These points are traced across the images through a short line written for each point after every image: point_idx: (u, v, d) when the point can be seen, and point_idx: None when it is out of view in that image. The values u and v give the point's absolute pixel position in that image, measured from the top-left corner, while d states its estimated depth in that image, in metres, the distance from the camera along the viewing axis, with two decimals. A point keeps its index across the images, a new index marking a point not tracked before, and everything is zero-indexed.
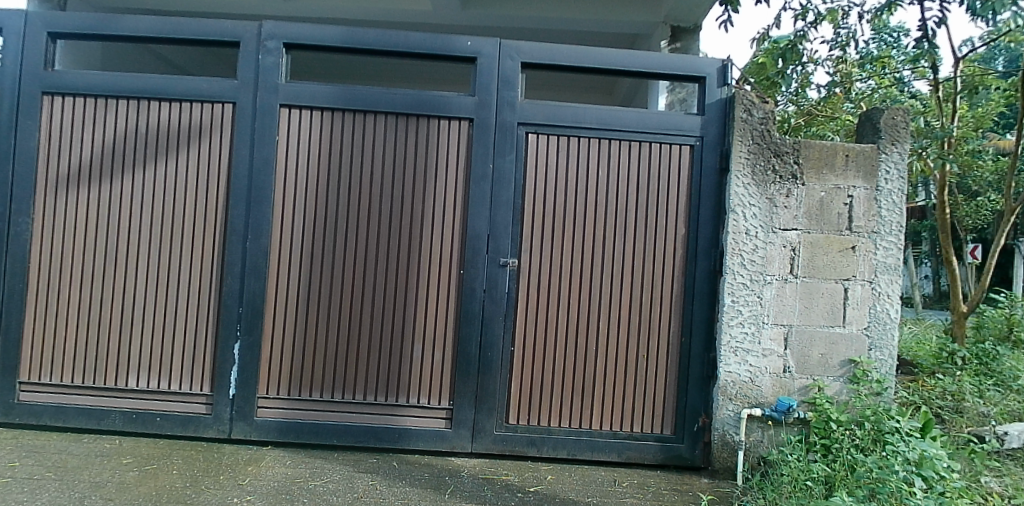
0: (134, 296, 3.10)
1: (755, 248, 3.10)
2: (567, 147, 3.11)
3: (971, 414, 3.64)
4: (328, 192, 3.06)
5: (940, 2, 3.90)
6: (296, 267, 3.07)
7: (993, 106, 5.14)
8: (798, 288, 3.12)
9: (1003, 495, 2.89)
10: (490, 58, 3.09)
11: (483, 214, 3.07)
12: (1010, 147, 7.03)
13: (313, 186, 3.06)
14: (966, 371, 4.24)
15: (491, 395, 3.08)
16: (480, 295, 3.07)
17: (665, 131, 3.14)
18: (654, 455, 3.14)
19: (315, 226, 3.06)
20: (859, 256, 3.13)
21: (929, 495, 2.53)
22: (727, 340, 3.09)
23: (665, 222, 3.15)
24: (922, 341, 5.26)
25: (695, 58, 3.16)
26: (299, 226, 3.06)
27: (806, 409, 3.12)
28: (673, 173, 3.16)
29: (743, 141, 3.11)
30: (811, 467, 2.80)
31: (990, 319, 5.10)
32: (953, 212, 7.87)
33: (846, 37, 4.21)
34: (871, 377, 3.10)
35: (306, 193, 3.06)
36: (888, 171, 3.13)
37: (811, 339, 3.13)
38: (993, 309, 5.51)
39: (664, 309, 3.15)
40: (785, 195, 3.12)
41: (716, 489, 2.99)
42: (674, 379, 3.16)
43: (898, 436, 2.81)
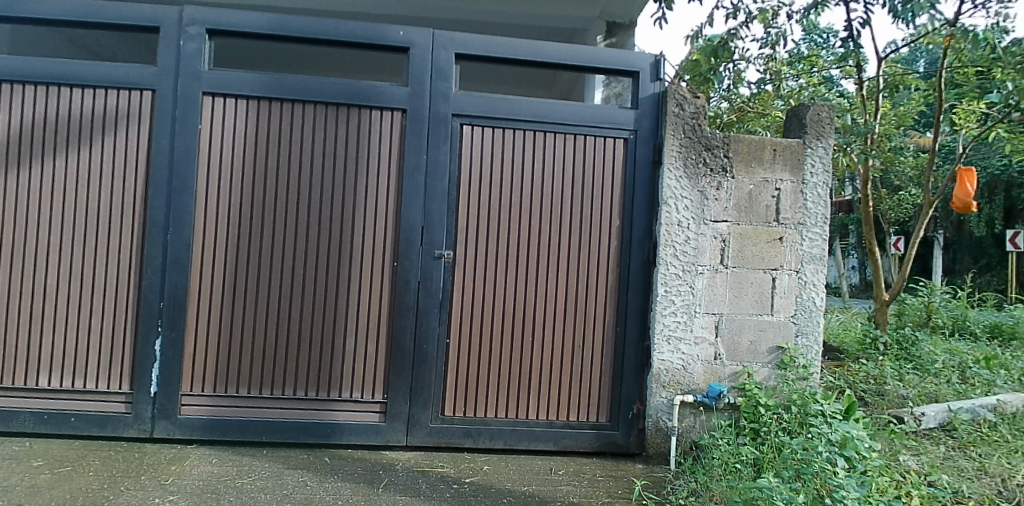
0: (45, 278, 2.96)
1: (687, 239, 3.18)
2: (502, 139, 3.12)
3: (891, 396, 3.84)
4: (255, 179, 2.99)
5: (864, 5, 4.15)
6: (222, 250, 2.98)
7: (914, 105, 5.30)
8: (728, 278, 3.22)
9: (920, 472, 3.02)
10: (423, 49, 3.07)
11: (417, 206, 3.05)
12: (928, 145, 7.44)
13: (239, 171, 2.98)
14: (887, 356, 4.47)
15: (426, 388, 3.07)
16: (415, 287, 3.05)
17: (600, 124, 3.18)
18: (589, 443, 3.19)
19: (241, 213, 2.98)
20: (786, 247, 3.24)
21: (851, 474, 2.65)
22: (661, 329, 3.16)
23: (599, 213, 3.19)
24: (848, 328, 5.52)
25: (628, 54, 3.23)
26: (225, 213, 2.98)
27: (736, 394, 3.23)
28: (607, 166, 3.20)
29: (674, 134, 3.18)
30: (740, 450, 2.91)
31: (910, 307, 5.39)
32: (878, 206, 8.28)
33: (775, 36, 4.34)
34: (798, 363, 3.22)
35: (232, 177, 2.98)
36: (814, 165, 3.25)
37: (740, 327, 3.23)
38: (912, 297, 5.84)
39: (599, 300, 3.20)
40: (715, 188, 3.20)
41: (650, 474, 3.06)
42: (609, 368, 3.21)
43: (822, 419, 2.94)
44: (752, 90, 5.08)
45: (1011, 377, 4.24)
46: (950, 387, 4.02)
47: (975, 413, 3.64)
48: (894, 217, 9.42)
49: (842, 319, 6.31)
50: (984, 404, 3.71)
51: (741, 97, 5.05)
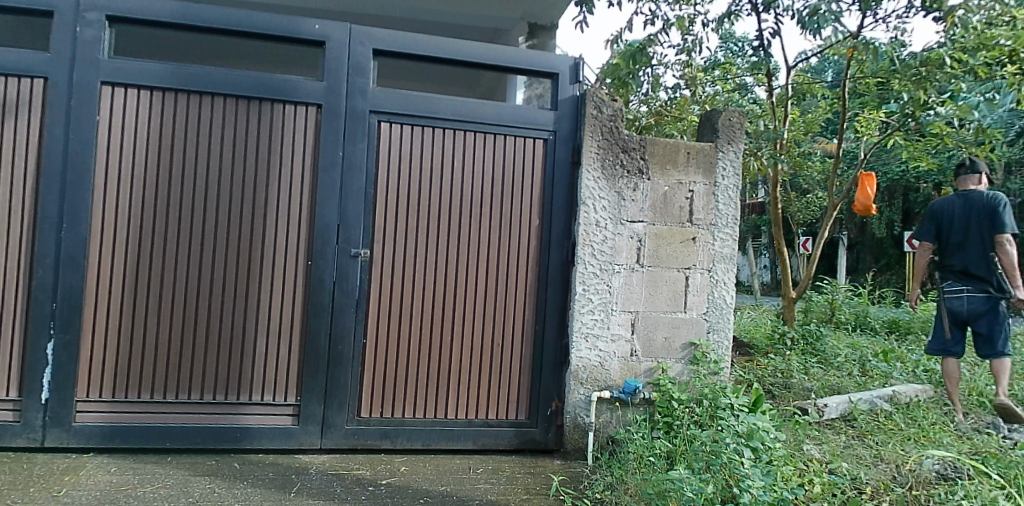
0: None
1: (605, 239, 3.26)
2: (421, 136, 3.11)
3: (796, 389, 4.05)
4: (159, 174, 2.86)
5: (774, 16, 4.37)
6: (122, 248, 2.84)
7: (821, 112, 5.61)
8: (644, 277, 3.32)
9: (821, 460, 3.20)
10: (339, 43, 3.03)
11: (332, 203, 2.99)
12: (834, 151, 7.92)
13: (142, 166, 2.85)
14: (794, 351, 4.73)
15: (342, 389, 3.02)
16: (330, 286, 3.00)
17: (520, 124, 3.21)
18: (508, 441, 3.22)
19: (144, 210, 2.85)
20: (699, 246, 3.38)
21: (757, 463, 2.77)
22: (579, 327, 3.22)
23: (519, 213, 3.22)
24: (759, 324, 5.80)
25: (548, 56, 3.28)
26: (126, 209, 2.84)
27: (651, 389, 3.34)
28: (528, 166, 3.24)
29: (593, 135, 3.25)
30: (654, 444, 3.02)
31: (815, 305, 5.71)
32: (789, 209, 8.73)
33: (692, 43, 4.49)
34: (709, 358, 3.37)
35: (134, 173, 2.84)
36: (725, 168, 3.41)
37: (655, 324, 3.34)
38: (818, 294, 6.20)
39: (518, 299, 3.23)
40: (632, 189, 3.30)
41: (568, 469, 3.12)
42: (527, 366, 3.24)
43: (730, 412, 3.08)
44: (671, 94, 5.21)
45: (906, 369, 4.54)
46: (850, 379, 4.27)
47: (872, 404, 3.88)
48: (803, 218, 9.94)
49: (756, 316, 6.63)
50: (881, 395, 3.96)
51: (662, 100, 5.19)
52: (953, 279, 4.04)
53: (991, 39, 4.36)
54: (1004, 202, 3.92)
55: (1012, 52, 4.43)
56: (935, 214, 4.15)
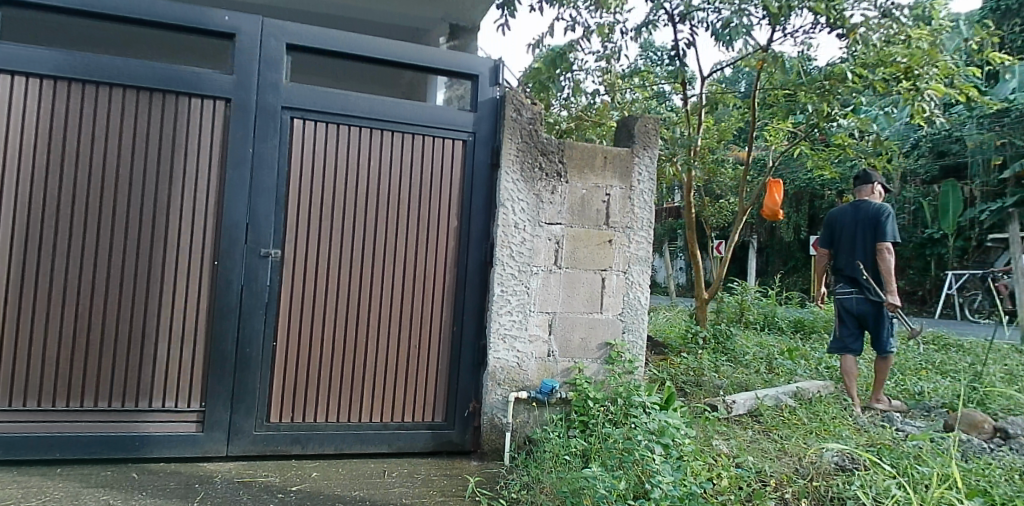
0: None
1: (522, 240, 3.31)
2: (336, 134, 3.08)
3: (706, 387, 4.22)
4: (51, 169, 2.74)
5: (689, 28, 4.52)
6: (8, 248, 2.70)
7: (733, 121, 5.85)
8: (561, 278, 3.39)
9: (729, 455, 3.34)
10: (250, 36, 2.97)
11: (240, 202, 2.93)
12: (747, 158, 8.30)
13: (32, 160, 2.72)
14: (705, 350, 4.92)
15: (250, 394, 2.95)
16: (238, 288, 2.93)
17: (439, 124, 3.23)
18: (425, 443, 3.23)
19: (33, 208, 2.72)
20: (615, 248, 3.49)
21: (667, 459, 2.87)
22: (496, 328, 3.26)
23: (436, 214, 3.24)
24: (673, 324, 6.01)
25: (468, 57, 3.31)
26: (12, 207, 2.70)
27: (568, 389, 3.41)
28: (446, 166, 3.26)
29: (512, 138, 3.30)
30: (569, 443, 3.08)
31: (726, 305, 5.98)
32: (705, 213, 9.07)
33: (611, 51, 4.59)
34: (624, 358, 3.48)
35: (23, 168, 2.71)
36: (640, 173, 3.54)
37: (572, 324, 3.42)
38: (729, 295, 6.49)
39: (435, 300, 3.24)
40: (550, 192, 3.37)
41: (484, 470, 3.15)
42: (444, 367, 3.27)
43: (642, 409, 3.18)
44: (590, 99, 5.25)
45: (809, 366, 4.81)
46: (758, 376, 4.49)
47: (777, 399, 4.08)
48: (717, 223, 10.36)
49: (671, 316, 6.87)
50: (786, 391, 4.18)
51: (580, 104, 5.21)
52: (843, 283, 4.42)
53: (889, 56, 4.52)
54: (886, 213, 4.23)
55: (908, 68, 4.59)
56: (833, 220, 4.59)
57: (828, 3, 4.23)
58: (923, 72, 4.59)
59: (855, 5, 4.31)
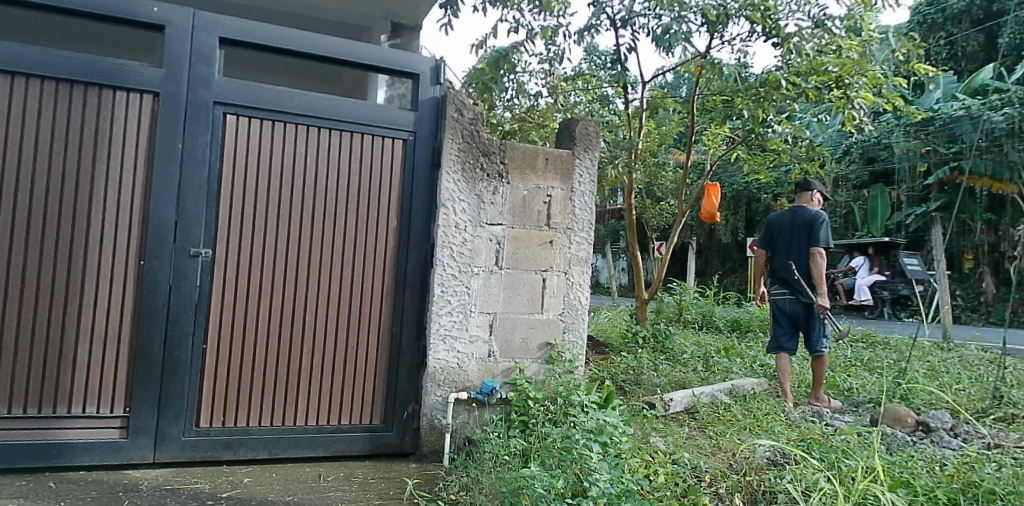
0: None
1: (463, 240, 3.31)
2: (272, 131, 3.03)
3: (645, 384, 4.30)
4: None
5: (631, 33, 4.60)
6: None
7: (673, 125, 5.99)
8: (502, 278, 3.41)
9: (665, 451, 3.41)
10: (180, 29, 2.90)
11: (168, 200, 2.85)
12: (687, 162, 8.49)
13: None
14: (645, 349, 5.03)
15: (179, 398, 2.87)
16: (166, 289, 2.85)
17: (379, 123, 3.22)
18: (363, 446, 3.22)
19: None
20: (556, 249, 3.52)
21: (605, 457, 2.91)
22: (436, 329, 3.26)
23: (375, 214, 3.22)
24: (614, 324, 6.12)
25: (409, 56, 3.31)
26: None
27: (508, 389, 3.43)
28: (386, 165, 3.25)
29: (454, 138, 3.30)
30: (509, 443, 3.09)
31: (665, 304, 6.12)
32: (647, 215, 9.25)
33: (555, 54, 4.63)
34: (564, 357, 3.51)
35: None
36: (581, 175, 3.58)
37: (513, 324, 3.44)
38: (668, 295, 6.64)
39: (374, 301, 3.22)
40: (491, 192, 3.38)
41: (423, 472, 3.14)
42: (383, 369, 3.25)
43: (581, 408, 3.22)
44: (534, 101, 5.23)
45: (744, 364, 4.96)
46: (695, 374, 4.60)
47: (713, 397, 4.19)
48: (658, 224, 10.57)
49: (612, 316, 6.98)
50: (721, 388, 4.30)
51: (523, 106, 5.15)
52: (778, 284, 4.58)
53: (821, 65, 4.64)
54: (821, 219, 4.44)
55: (839, 77, 4.73)
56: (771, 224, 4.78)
57: (763, 12, 4.35)
58: (854, 81, 4.76)
59: (789, 15, 4.43)
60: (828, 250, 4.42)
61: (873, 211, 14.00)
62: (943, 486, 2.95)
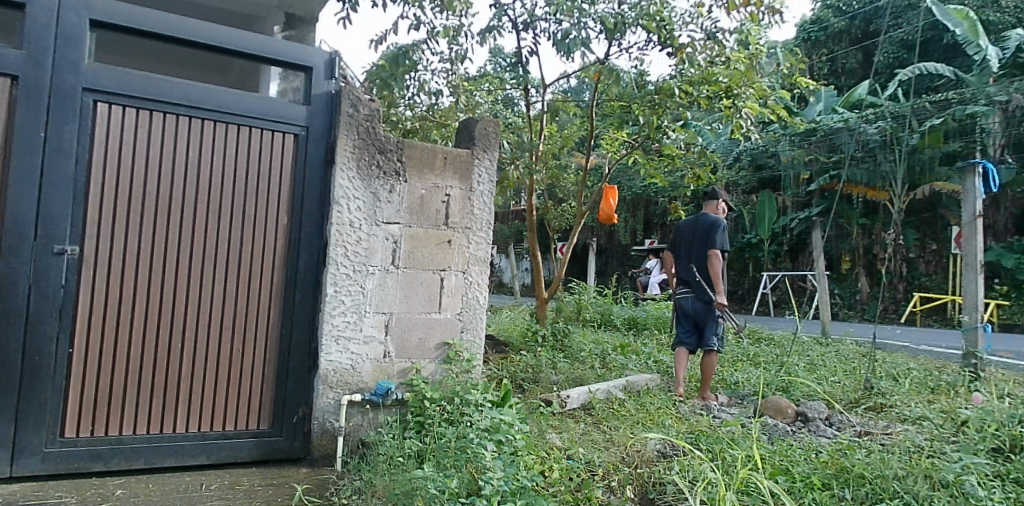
0: None
1: (358, 239, 3.24)
2: (149, 122, 2.87)
3: (542, 382, 4.37)
4: None
5: (533, 36, 4.65)
6: None
7: (575, 129, 6.13)
8: (398, 278, 3.37)
9: (561, 447, 3.47)
10: (44, 9, 2.71)
11: (29, 194, 2.65)
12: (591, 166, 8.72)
13: None
14: (544, 347, 5.11)
15: (40, 407, 2.67)
16: (25, 288, 2.64)
17: (268, 117, 3.12)
18: (249, 452, 3.09)
19: None
20: (454, 249, 3.52)
21: (500, 454, 2.92)
22: (329, 330, 3.18)
23: (263, 212, 3.11)
24: (516, 324, 6.19)
25: (301, 48, 3.22)
26: None
27: (404, 389, 3.39)
28: (275, 161, 3.14)
29: (348, 134, 3.24)
30: (404, 444, 3.05)
31: (565, 303, 6.26)
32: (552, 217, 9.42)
33: (458, 54, 4.63)
34: (462, 357, 3.51)
35: None
36: (480, 174, 3.60)
37: (410, 324, 3.40)
38: (569, 295, 6.79)
39: (262, 302, 3.11)
40: (387, 191, 3.33)
41: (314, 476, 3.05)
42: (271, 372, 3.14)
43: (476, 408, 3.22)
44: (435, 100, 5.21)
45: (640, 361, 5.13)
46: (592, 371, 4.73)
47: (608, 393, 4.31)
48: (563, 226, 10.77)
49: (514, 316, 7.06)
50: (616, 384, 4.43)
51: (424, 105, 5.15)
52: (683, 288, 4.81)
53: (712, 75, 4.86)
54: (719, 225, 4.66)
55: (728, 88, 4.95)
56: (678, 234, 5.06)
57: (659, 24, 4.53)
58: (741, 92, 4.97)
59: (683, 27, 4.63)
60: (725, 252, 4.66)
61: (760, 215, 14.44)
62: (818, 473, 3.10)
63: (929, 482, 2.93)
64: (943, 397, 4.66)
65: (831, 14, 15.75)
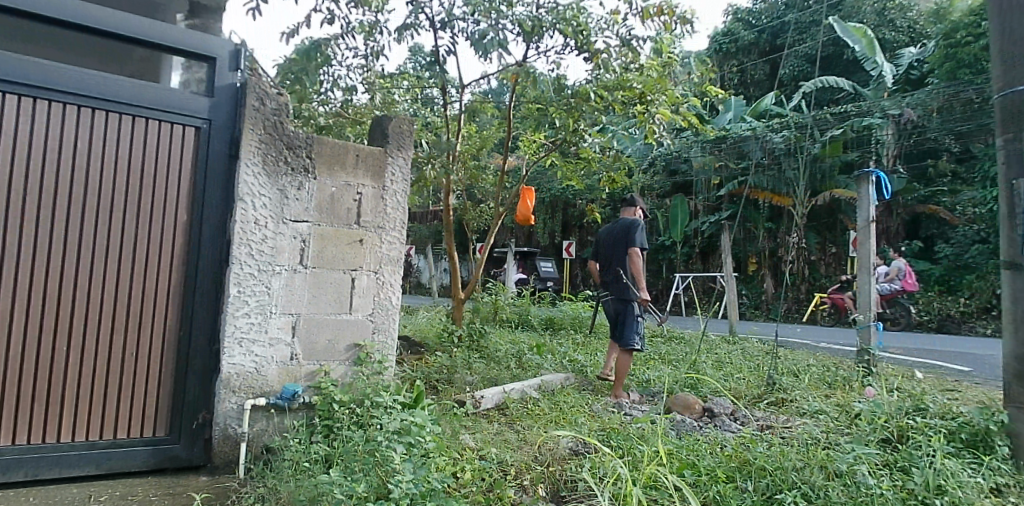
0: None
1: (264, 238, 3.13)
2: (32, 110, 2.70)
3: (457, 383, 4.36)
4: None
5: (450, 36, 4.65)
6: None
7: (495, 130, 6.17)
8: (306, 278, 3.27)
9: (474, 448, 3.46)
10: None
11: None
12: (511, 167, 8.79)
13: None
14: (460, 348, 5.11)
15: None
16: None
17: (167, 108, 2.97)
18: (143, 461, 2.93)
19: None
20: (367, 248, 3.46)
21: (409, 457, 2.88)
22: (231, 331, 3.05)
23: (160, 208, 2.96)
24: (433, 325, 6.17)
25: (204, 37, 3.09)
26: None
27: (312, 393, 3.30)
28: (174, 154, 3.00)
29: (254, 129, 3.12)
30: (311, 449, 2.96)
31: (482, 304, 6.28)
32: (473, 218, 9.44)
33: (375, 51, 4.56)
34: (374, 358, 3.45)
35: None
36: (393, 173, 3.55)
37: (318, 326, 3.32)
38: (488, 295, 6.82)
39: (158, 303, 2.96)
40: (296, 188, 3.24)
41: (214, 485, 2.92)
42: (168, 376, 2.99)
43: (385, 410, 3.17)
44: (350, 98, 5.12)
45: (555, 360, 5.21)
46: (507, 371, 4.77)
47: (522, 393, 4.36)
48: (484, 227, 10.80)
49: (432, 317, 7.03)
50: (531, 384, 4.47)
51: (337, 102, 4.98)
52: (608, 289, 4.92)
53: (626, 81, 5.01)
54: (638, 225, 4.83)
55: (642, 94, 5.12)
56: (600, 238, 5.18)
57: (575, 29, 4.61)
58: (655, 98, 5.13)
59: (599, 33, 4.74)
60: (644, 251, 4.80)
61: (671, 216, 14.46)
62: (723, 466, 3.21)
63: (825, 472, 3.00)
64: (839, 392, 4.95)
65: (741, 26, 16.47)
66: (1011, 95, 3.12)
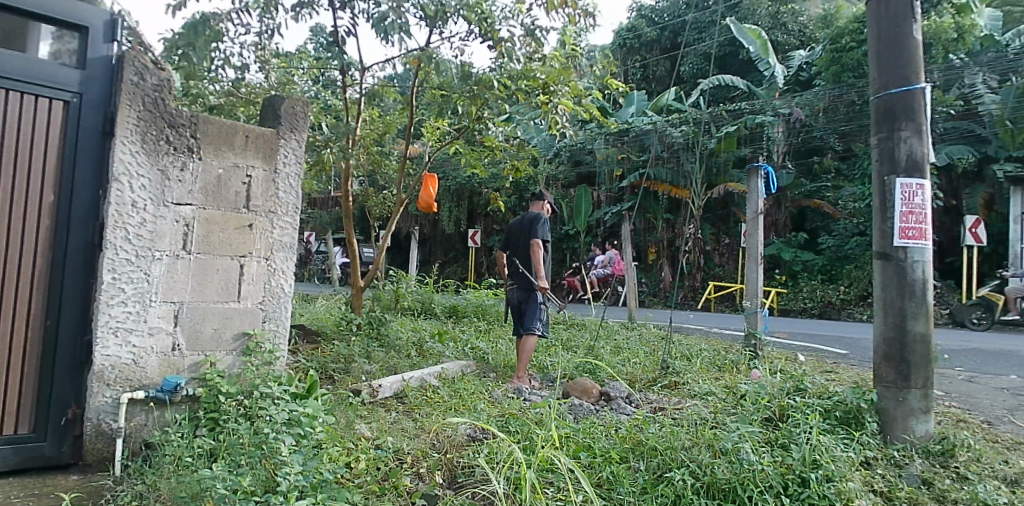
0: None
1: (143, 221, 2.95)
2: None
3: (354, 372, 4.31)
4: None
5: (350, 17, 4.53)
6: None
7: (398, 116, 6.10)
8: (190, 264, 3.12)
9: (369, 437, 3.41)
10: None
11: None
12: (416, 154, 8.71)
13: None
14: (358, 336, 5.05)
15: None
16: None
17: (31, 80, 2.74)
18: (4, 460, 2.71)
19: None
20: (256, 234, 3.34)
21: (299, 449, 2.80)
22: (105, 321, 2.86)
23: (22, 187, 2.73)
24: (332, 313, 6.07)
25: (74, 5, 2.86)
26: None
27: (196, 384, 3.15)
28: (40, 128, 2.77)
29: (131, 105, 2.91)
30: (194, 443, 2.83)
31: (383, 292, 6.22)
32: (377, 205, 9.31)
33: (270, 29, 4.39)
34: (264, 348, 3.33)
35: None
36: (286, 156, 3.43)
37: (203, 315, 3.17)
38: (391, 283, 6.76)
39: (19, 289, 2.73)
40: (179, 169, 3.06)
41: (86, 484, 2.74)
42: (33, 368, 2.77)
43: (273, 401, 3.06)
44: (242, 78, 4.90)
45: (456, 348, 5.24)
46: (407, 359, 4.76)
47: (421, 380, 4.36)
48: None
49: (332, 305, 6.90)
50: (431, 372, 4.48)
51: (228, 80, 4.75)
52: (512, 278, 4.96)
53: (530, 71, 5.06)
54: (541, 218, 4.88)
55: (545, 85, 5.18)
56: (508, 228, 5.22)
57: (479, 16, 4.61)
58: (558, 89, 5.21)
59: (504, 21, 4.75)
60: (547, 243, 4.88)
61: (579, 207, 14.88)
62: (616, 448, 3.33)
63: (712, 450, 3.13)
64: (726, 375, 5.24)
65: (644, 23, 16.97)
66: (884, 98, 3.39)
